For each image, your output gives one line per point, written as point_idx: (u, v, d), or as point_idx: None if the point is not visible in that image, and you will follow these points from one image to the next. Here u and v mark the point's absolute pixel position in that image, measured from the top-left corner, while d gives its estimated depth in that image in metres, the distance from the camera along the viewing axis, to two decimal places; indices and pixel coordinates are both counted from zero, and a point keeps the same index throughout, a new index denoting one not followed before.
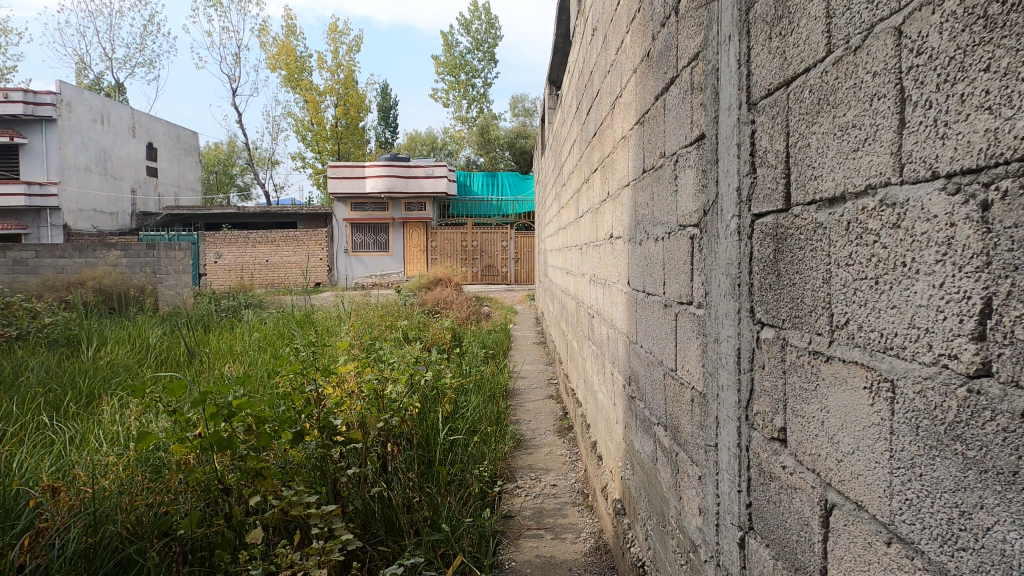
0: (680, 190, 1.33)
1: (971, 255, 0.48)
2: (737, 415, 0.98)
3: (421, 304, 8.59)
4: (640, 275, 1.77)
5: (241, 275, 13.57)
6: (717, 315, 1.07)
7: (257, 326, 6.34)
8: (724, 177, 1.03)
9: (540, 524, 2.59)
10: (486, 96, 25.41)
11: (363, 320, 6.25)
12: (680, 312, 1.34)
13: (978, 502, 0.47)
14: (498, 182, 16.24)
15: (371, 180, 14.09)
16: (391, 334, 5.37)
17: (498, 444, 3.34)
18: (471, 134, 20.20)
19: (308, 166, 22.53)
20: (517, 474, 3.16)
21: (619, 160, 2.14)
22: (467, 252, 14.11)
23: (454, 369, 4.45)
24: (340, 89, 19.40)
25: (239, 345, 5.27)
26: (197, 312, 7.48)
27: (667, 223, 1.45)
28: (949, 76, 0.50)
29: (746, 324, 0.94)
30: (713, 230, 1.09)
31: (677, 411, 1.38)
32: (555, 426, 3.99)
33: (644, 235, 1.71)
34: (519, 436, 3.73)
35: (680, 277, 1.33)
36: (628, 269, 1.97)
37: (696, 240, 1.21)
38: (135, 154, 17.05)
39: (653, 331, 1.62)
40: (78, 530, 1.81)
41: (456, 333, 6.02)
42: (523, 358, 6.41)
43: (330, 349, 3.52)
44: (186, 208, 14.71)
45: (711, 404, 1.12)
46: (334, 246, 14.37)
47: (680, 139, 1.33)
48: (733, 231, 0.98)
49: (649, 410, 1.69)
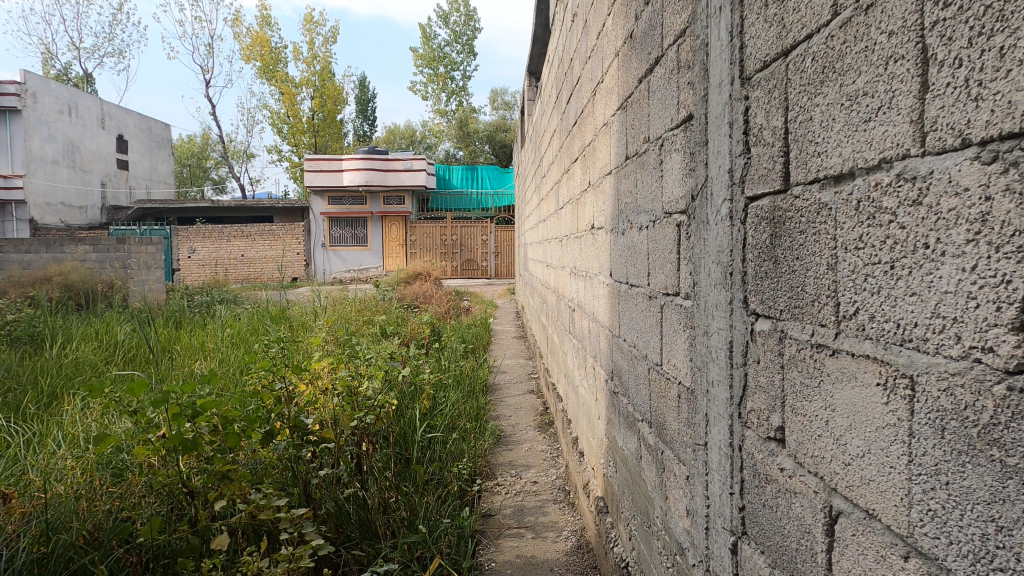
0: (665, 176, 1.27)
1: (1012, 234, 0.42)
2: (729, 413, 0.92)
3: (400, 298, 8.49)
4: (623, 266, 1.71)
5: (215, 270, 13.31)
6: (707, 307, 1.01)
7: (231, 322, 6.19)
8: (714, 158, 0.97)
9: (520, 522, 2.53)
10: (465, 89, 25.24)
11: (340, 314, 6.13)
12: (666, 303, 1.27)
13: (1019, 517, 0.41)
14: (477, 176, 16.12)
15: (348, 172, 13.88)
16: (368, 329, 5.28)
17: (477, 441, 3.27)
18: (450, 127, 20.03)
19: (284, 159, 22.20)
20: (496, 471, 3.09)
21: (601, 148, 2.07)
22: (446, 246, 13.99)
23: (432, 365, 4.37)
24: (317, 81, 19.10)
25: (211, 342, 5.14)
26: (168, 309, 7.29)
27: (651, 212, 1.39)
28: (985, 28, 0.44)
29: (739, 316, 0.88)
30: (702, 216, 1.03)
31: (662, 408, 1.32)
32: (536, 422, 3.94)
33: (626, 224, 1.65)
34: (499, 432, 3.67)
35: (666, 267, 1.27)
36: (610, 260, 1.91)
37: (683, 228, 1.15)
38: (104, 146, 16.61)
39: (637, 324, 1.56)
40: (29, 539, 1.71)
41: (435, 329, 5.94)
42: (502, 352, 6.35)
43: (303, 344, 3.41)
44: (158, 201, 14.37)
45: (699, 401, 1.06)
46: (312, 240, 14.15)
47: (665, 122, 1.26)
48: (724, 216, 0.92)
49: (633, 406, 1.63)
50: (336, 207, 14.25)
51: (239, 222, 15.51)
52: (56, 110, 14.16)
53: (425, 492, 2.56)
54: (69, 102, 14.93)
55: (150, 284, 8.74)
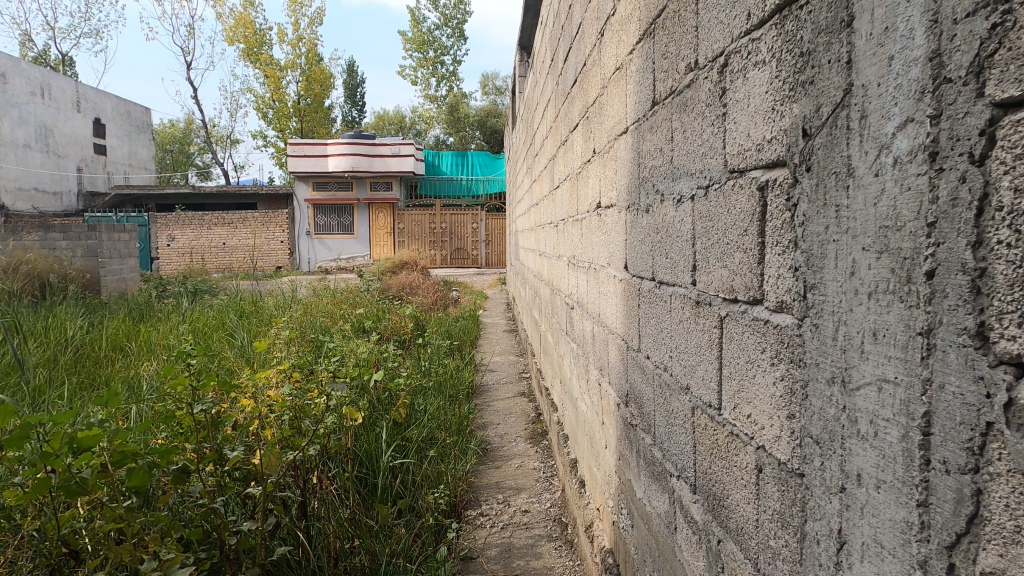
0: (733, 115, 0.80)
1: None
2: (916, 557, 0.46)
3: (385, 289, 8.00)
4: (647, 256, 1.24)
5: (194, 259, 12.76)
6: (844, 334, 0.54)
7: (198, 317, 5.67)
8: (870, 46, 0.50)
9: (508, 569, 2.07)
10: (456, 75, 24.59)
11: (317, 308, 5.63)
12: (732, 316, 0.81)
13: None
14: (467, 162, 15.53)
15: (334, 158, 13.29)
16: (343, 324, 4.80)
17: (459, 460, 2.80)
18: (440, 113, 19.43)
19: (269, 144, 21.52)
20: (480, 495, 2.62)
21: (612, 101, 1.60)
22: (435, 234, 13.45)
23: (411, 366, 3.90)
24: (304, 64, 18.44)
25: (171, 340, 4.64)
26: (135, 303, 6.78)
27: (701, 175, 0.92)
28: None
29: (958, 365, 0.42)
30: (831, 166, 0.56)
31: (722, 476, 0.86)
32: (527, 432, 3.46)
33: (653, 198, 1.18)
34: (486, 445, 3.21)
35: (732, 259, 0.80)
36: (624, 247, 1.44)
37: (775, 193, 0.68)
38: (78, 130, 15.81)
39: (670, 340, 1.10)
40: None
41: (418, 324, 5.47)
42: (491, 348, 5.87)
43: (255, 348, 2.93)
44: (135, 187, 13.76)
45: (818, 500, 0.59)
46: (296, 228, 13.57)
47: (733, 31, 0.79)
48: (909, 153, 0.46)
49: (663, 453, 1.16)
50: (321, 193, 13.61)
51: (220, 208, 14.90)
52: (26, 91, 13.32)
53: (392, 532, 2.11)
54: (41, 83, 14.12)
55: (123, 274, 8.20)
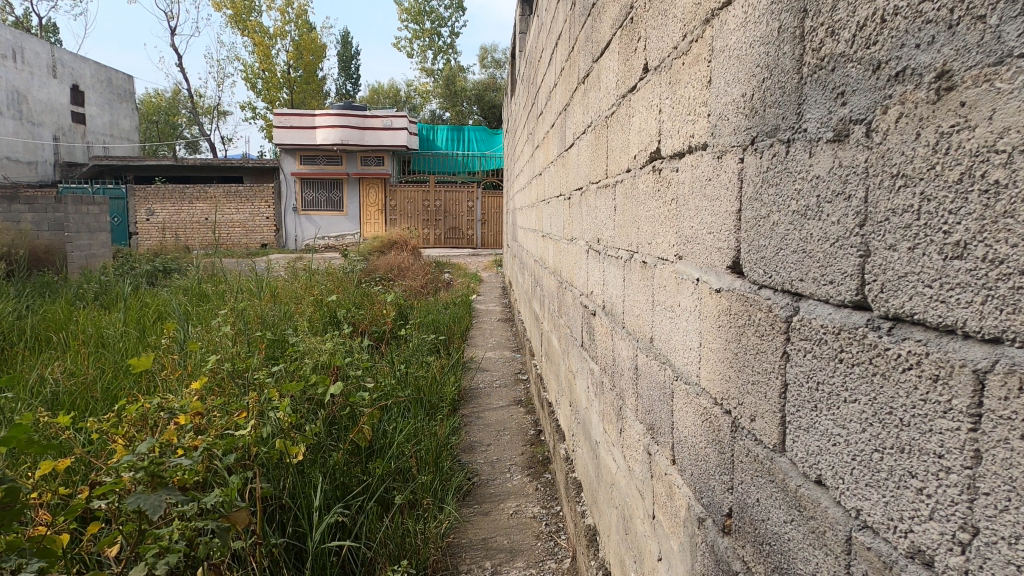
0: None
1: None
2: None
3: (371, 271, 7.24)
4: (831, 250, 0.52)
5: (172, 234, 11.95)
6: None
7: (150, 303, 4.88)
8: None
9: None
10: (453, 48, 23.55)
11: (286, 294, 4.85)
12: None
13: None
14: (463, 137, 14.66)
15: (322, 130, 12.43)
16: (311, 314, 4.06)
17: (433, 511, 2.10)
18: (438, 85, 18.48)
19: (259, 116, 20.52)
20: (459, 565, 1.92)
21: None
22: (428, 212, 12.64)
23: (383, 371, 3.19)
24: (295, 32, 17.38)
25: (106, 330, 3.87)
26: (89, 285, 5.96)
27: None
28: None
29: None
30: None
31: None
32: (525, 458, 2.75)
33: (880, 102, 0.46)
34: (471, 479, 2.50)
35: None
36: (735, 226, 0.72)
37: None
38: (56, 96, 14.74)
39: (973, 503, 0.37)
40: None
41: (400, 314, 4.76)
42: (484, 340, 5.15)
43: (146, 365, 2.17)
44: (113, 158, 12.86)
45: None
46: (282, 203, 12.75)
47: None
48: None
49: None
50: (308, 167, 12.78)
51: (203, 182, 14.00)
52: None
53: None
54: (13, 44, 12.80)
55: (91, 251, 7.40)
